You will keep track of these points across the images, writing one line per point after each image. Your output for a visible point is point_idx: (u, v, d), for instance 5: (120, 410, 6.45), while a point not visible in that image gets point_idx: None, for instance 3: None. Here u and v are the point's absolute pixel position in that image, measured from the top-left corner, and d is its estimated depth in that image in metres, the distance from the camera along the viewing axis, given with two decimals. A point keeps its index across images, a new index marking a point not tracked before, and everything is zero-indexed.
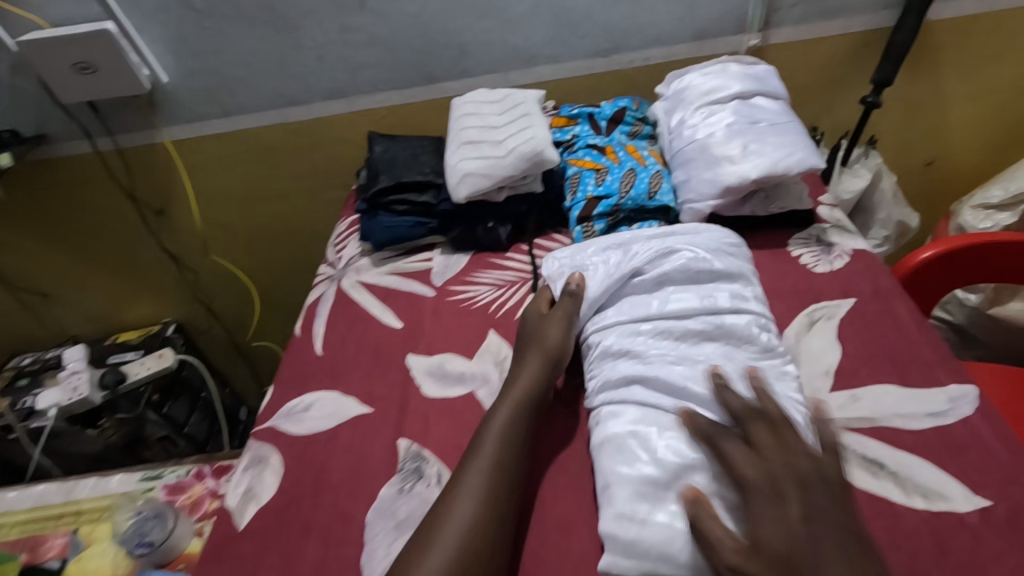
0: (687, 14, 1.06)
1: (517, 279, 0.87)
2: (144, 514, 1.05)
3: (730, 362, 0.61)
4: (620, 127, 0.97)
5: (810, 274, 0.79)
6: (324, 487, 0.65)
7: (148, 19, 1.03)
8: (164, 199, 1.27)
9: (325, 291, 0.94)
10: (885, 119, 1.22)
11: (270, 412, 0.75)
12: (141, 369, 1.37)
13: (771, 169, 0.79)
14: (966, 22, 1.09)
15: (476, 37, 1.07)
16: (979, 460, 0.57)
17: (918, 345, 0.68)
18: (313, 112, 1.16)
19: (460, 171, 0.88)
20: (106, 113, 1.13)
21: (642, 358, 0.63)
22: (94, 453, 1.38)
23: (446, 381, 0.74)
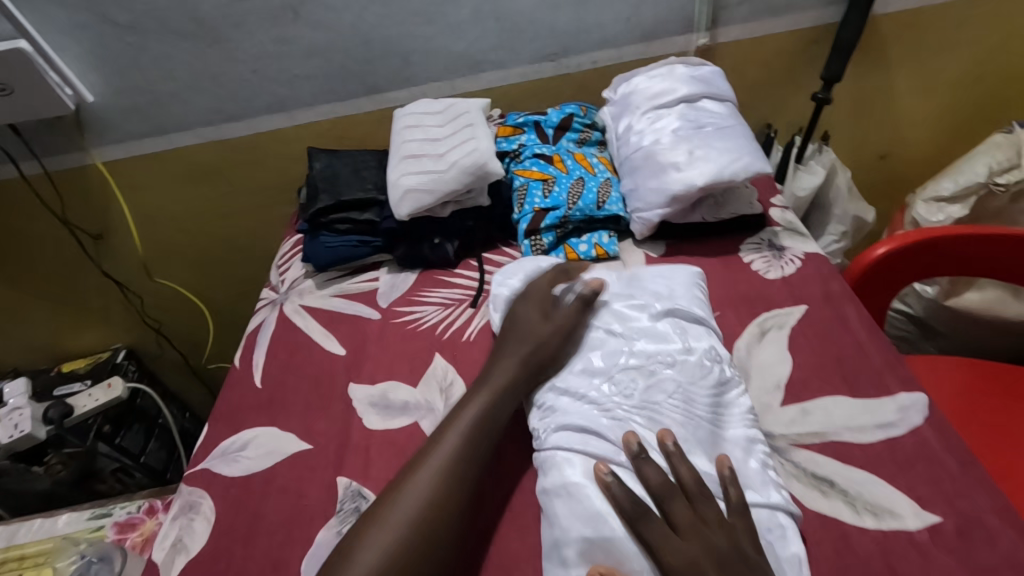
0: (634, 15, 1.03)
1: (466, 297, 0.83)
2: (88, 558, 0.97)
3: (685, 403, 0.57)
4: (568, 134, 0.94)
5: (761, 280, 0.77)
6: (258, 534, 0.61)
7: (66, 36, 0.97)
8: (101, 223, 1.21)
9: (266, 316, 0.88)
10: (837, 114, 1.22)
11: (204, 453, 0.71)
12: (89, 401, 1.28)
13: (717, 175, 0.77)
14: (914, 14, 1.08)
15: (418, 45, 1.03)
16: (928, 473, 0.55)
17: (868, 352, 0.67)
18: (252, 127, 1.11)
19: (401, 187, 0.85)
20: (30, 135, 1.07)
21: (589, 400, 0.59)
22: (42, 490, 1.32)
23: (389, 411, 0.70)
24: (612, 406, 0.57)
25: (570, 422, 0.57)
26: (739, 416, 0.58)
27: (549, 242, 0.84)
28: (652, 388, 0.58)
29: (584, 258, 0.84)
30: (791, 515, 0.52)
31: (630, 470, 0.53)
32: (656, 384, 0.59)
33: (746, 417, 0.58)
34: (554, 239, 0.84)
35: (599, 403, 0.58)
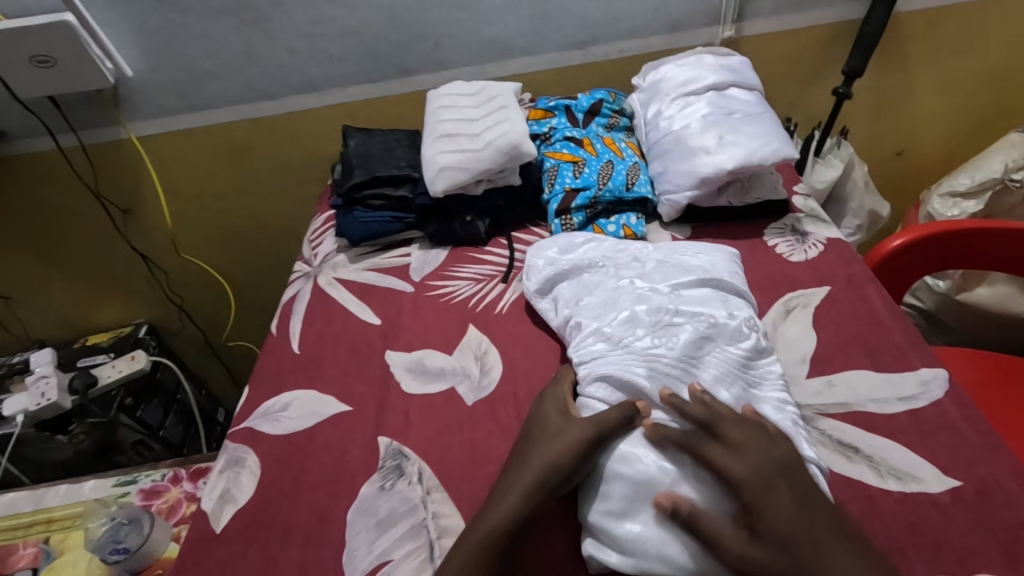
0: (662, 5, 1.06)
1: (497, 273, 0.86)
2: (117, 519, 1.00)
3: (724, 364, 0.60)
4: (597, 119, 0.97)
5: (786, 262, 0.80)
6: (304, 487, 0.64)
7: (109, 11, 0.99)
8: (132, 197, 1.24)
9: (300, 288, 0.91)
10: (855, 111, 1.24)
11: (246, 413, 0.74)
12: (113, 372, 1.31)
13: (745, 160, 0.80)
14: (935, 13, 1.11)
15: (451, 29, 1.06)
16: (949, 442, 0.58)
17: (890, 330, 0.69)
18: (284, 106, 1.14)
19: (437, 164, 0.87)
20: (68, 108, 1.09)
21: (631, 352, 0.62)
22: (64, 460, 1.33)
23: (426, 377, 0.73)
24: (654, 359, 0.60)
25: (610, 368, 0.61)
26: (771, 381, 0.61)
27: (579, 222, 0.87)
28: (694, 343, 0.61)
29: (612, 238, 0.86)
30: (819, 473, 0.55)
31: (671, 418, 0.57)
32: (697, 341, 0.61)
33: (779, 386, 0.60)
34: (583, 219, 0.87)
35: (640, 353, 0.61)
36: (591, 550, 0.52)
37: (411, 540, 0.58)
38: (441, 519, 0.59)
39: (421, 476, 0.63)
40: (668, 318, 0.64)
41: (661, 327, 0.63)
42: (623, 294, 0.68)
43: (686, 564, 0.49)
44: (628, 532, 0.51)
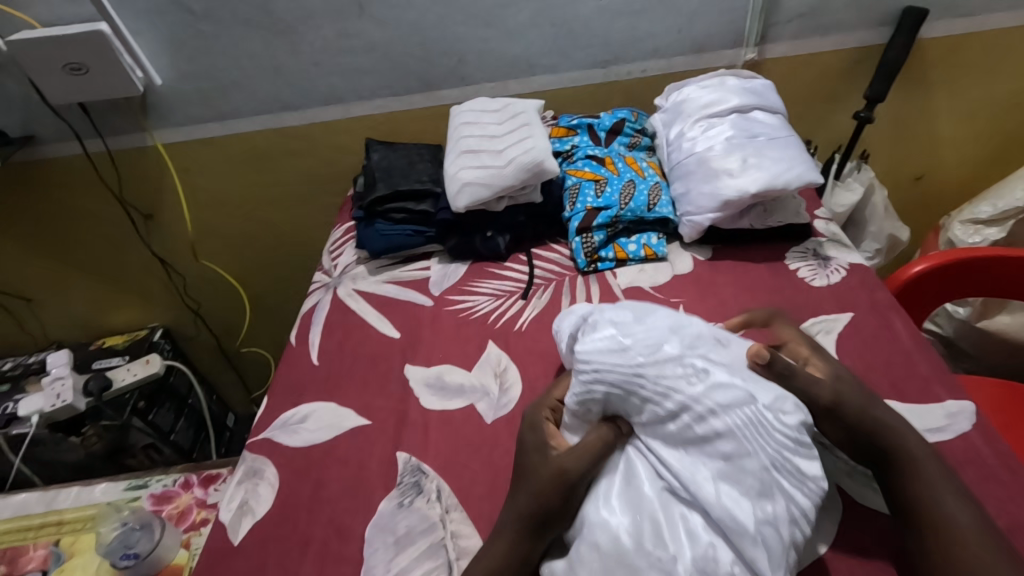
0: (686, 26, 1.06)
1: (517, 289, 0.86)
2: (130, 524, 0.99)
3: (737, 443, 0.50)
4: (619, 139, 0.97)
5: (808, 287, 0.80)
6: (322, 502, 0.64)
7: (141, 21, 1.01)
8: (154, 203, 1.25)
9: (320, 298, 0.91)
10: (875, 134, 1.24)
11: (265, 423, 0.74)
12: (127, 375, 1.31)
13: (769, 183, 0.80)
14: (958, 40, 1.11)
15: (476, 46, 1.07)
16: (977, 477, 0.57)
17: (915, 360, 0.69)
18: (308, 117, 1.15)
19: (460, 180, 0.88)
20: (96, 114, 1.11)
21: (641, 379, 0.55)
22: (75, 461, 1.33)
23: (445, 392, 0.73)
24: (656, 394, 0.54)
25: (612, 379, 0.56)
26: (792, 483, 0.50)
27: (600, 241, 0.86)
28: (719, 402, 0.52)
29: (633, 257, 0.86)
30: None
31: (651, 475, 0.53)
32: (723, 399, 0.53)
33: (797, 487, 0.50)
34: (604, 237, 0.87)
35: (645, 378, 0.55)
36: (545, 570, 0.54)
37: (430, 559, 0.58)
38: (460, 539, 0.59)
39: (440, 493, 0.63)
40: (695, 362, 0.56)
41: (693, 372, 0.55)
42: (656, 325, 0.61)
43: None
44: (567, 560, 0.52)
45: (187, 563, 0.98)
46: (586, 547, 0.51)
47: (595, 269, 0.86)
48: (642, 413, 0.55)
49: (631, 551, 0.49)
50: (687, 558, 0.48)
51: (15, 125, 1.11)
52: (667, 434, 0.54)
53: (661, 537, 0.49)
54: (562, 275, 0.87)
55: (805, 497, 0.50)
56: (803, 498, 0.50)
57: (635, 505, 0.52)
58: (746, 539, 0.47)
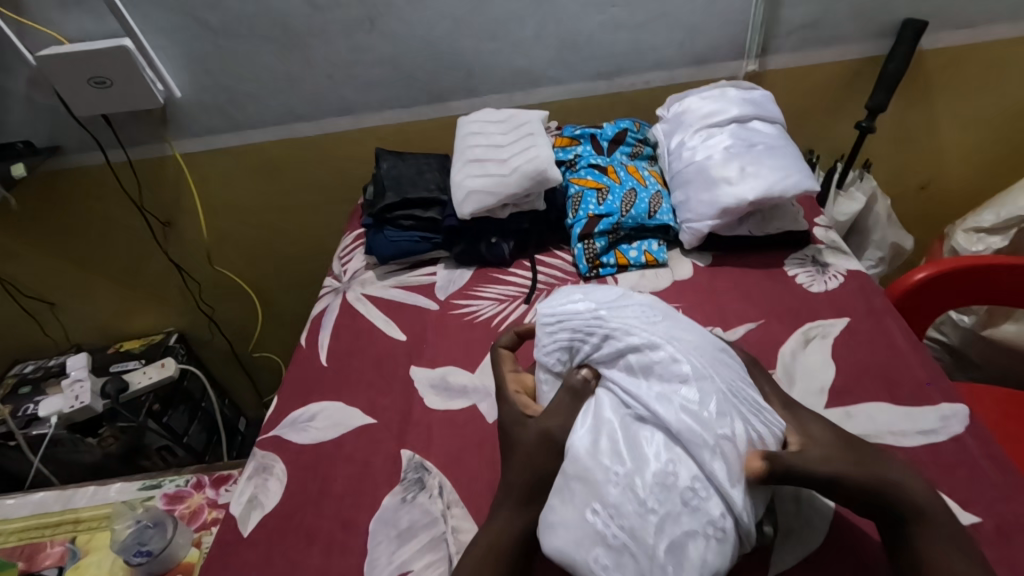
0: (687, 39, 1.09)
1: (520, 294, 0.88)
2: (143, 522, 1.02)
3: (689, 366, 0.55)
4: (622, 148, 1.00)
5: (806, 293, 0.81)
6: (328, 496, 0.66)
7: (162, 37, 1.05)
8: (172, 210, 1.29)
9: (330, 303, 0.94)
10: (879, 144, 1.25)
11: (275, 421, 0.76)
12: (143, 378, 1.35)
13: (766, 191, 0.81)
14: (959, 51, 1.12)
15: (482, 59, 1.10)
16: (970, 478, 0.58)
17: (910, 364, 0.70)
18: (320, 128, 1.19)
19: (465, 188, 0.90)
20: (119, 126, 1.16)
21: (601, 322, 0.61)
22: (92, 462, 1.36)
23: (448, 393, 0.75)
24: (616, 335, 0.59)
25: (574, 324, 0.62)
26: (747, 409, 0.53)
27: (601, 247, 0.89)
28: (677, 341, 0.58)
29: (634, 263, 0.88)
30: (733, 511, 0.48)
31: (615, 401, 0.56)
32: (684, 339, 0.58)
33: (754, 415, 0.53)
34: (606, 243, 0.89)
35: (604, 322, 0.61)
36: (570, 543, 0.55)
37: (432, 552, 0.60)
38: (461, 533, 0.61)
39: (442, 490, 0.65)
40: (652, 319, 0.61)
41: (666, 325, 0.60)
42: (615, 292, 0.66)
43: (545, 530, 0.53)
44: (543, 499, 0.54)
45: (199, 561, 1.00)
46: (557, 477, 0.54)
47: (597, 275, 0.89)
48: (608, 350, 0.59)
49: (593, 473, 0.51)
50: (649, 472, 0.50)
51: (42, 137, 1.16)
52: (627, 365, 0.57)
53: (620, 455, 0.51)
54: (565, 281, 0.89)
55: (760, 421, 0.53)
56: (759, 422, 0.53)
57: (599, 432, 0.54)
58: (703, 450, 0.50)
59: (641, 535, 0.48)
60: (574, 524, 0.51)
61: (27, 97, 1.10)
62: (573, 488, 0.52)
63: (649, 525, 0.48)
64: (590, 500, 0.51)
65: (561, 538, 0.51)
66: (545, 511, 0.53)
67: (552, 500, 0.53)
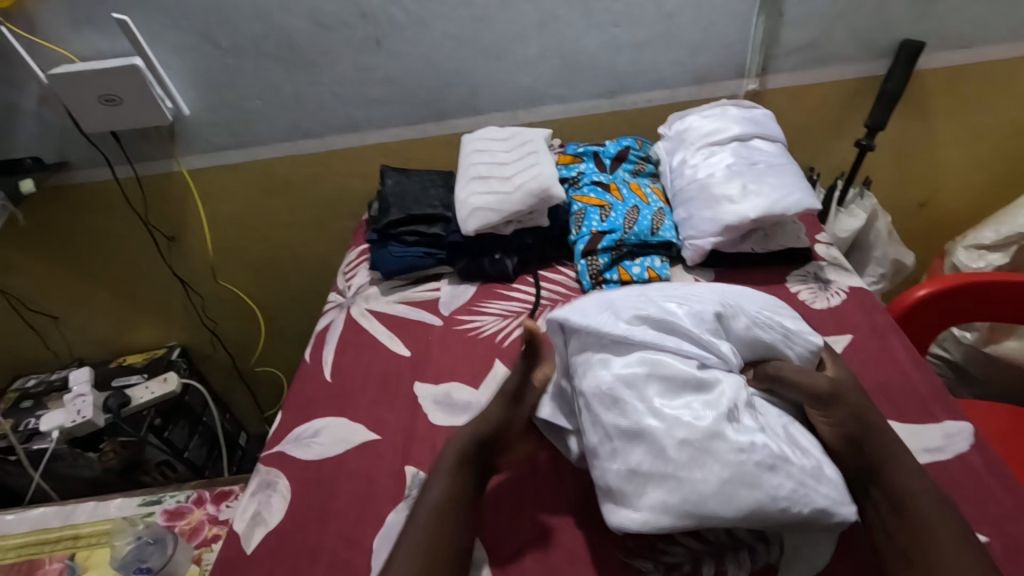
0: (688, 59, 1.11)
1: (523, 310, 0.89)
2: (143, 539, 1.01)
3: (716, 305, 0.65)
4: (624, 165, 1.01)
5: (808, 309, 0.81)
6: (332, 512, 0.66)
7: (172, 55, 1.07)
8: (178, 226, 1.30)
9: (334, 318, 0.94)
10: (879, 162, 1.27)
11: (279, 437, 0.76)
12: (145, 393, 1.35)
13: (769, 209, 0.82)
14: (956, 70, 1.14)
15: (486, 77, 1.12)
16: (974, 496, 0.58)
17: (914, 381, 0.70)
18: (326, 145, 1.20)
19: (470, 204, 0.91)
20: (127, 142, 1.17)
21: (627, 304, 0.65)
22: (92, 477, 1.36)
23: (452, 409, 0.75)
24: (645, 304, 0.64)
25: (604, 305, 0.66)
26: (776, 328, 0.65)
27: (604, 263, 0.89)
28: (694, 294, 0.68)
29: (637, 279, 0.88)
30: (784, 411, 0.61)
31: (672, 356, 0.59)
32: (690, 288, 0.70)
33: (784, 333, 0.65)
34: (609, 260, 0.89)
35: (629, 301, 0.66)
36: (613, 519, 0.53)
37: None
38: None
39: None
40: (653, 290, 0.69)
41: (632, 289, 0.70)
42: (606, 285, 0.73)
43: (700, 502, 0.51)
44: (656, 480, 0.53)
45: None
46: (674, 451, 0.53)
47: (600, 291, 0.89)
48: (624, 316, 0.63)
49: (714, 427, 0.53)
50: (745, 400, 0.57)
51: (51, 153, 1.17)
52: (667, 317, 0.63)
53: (717, 400, 0.55)
54: (568, 296, 0.90)
55: (788, 335, 0.65)
56: (786, 335, 0.65)
57: (677, 393, 0.57)
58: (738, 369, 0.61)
59: (781, 455, 0.53)
60: (731, 484, 0.51)
61: (36, 114, 1.11)
62: (706, 447, 0.53)
63: (783, 443, 0.54)
64: (727, 452, 0.52)
65: (731, 502, 0.51)
66: (682, 484, 0.52)
67: (696, 477, 0.51)
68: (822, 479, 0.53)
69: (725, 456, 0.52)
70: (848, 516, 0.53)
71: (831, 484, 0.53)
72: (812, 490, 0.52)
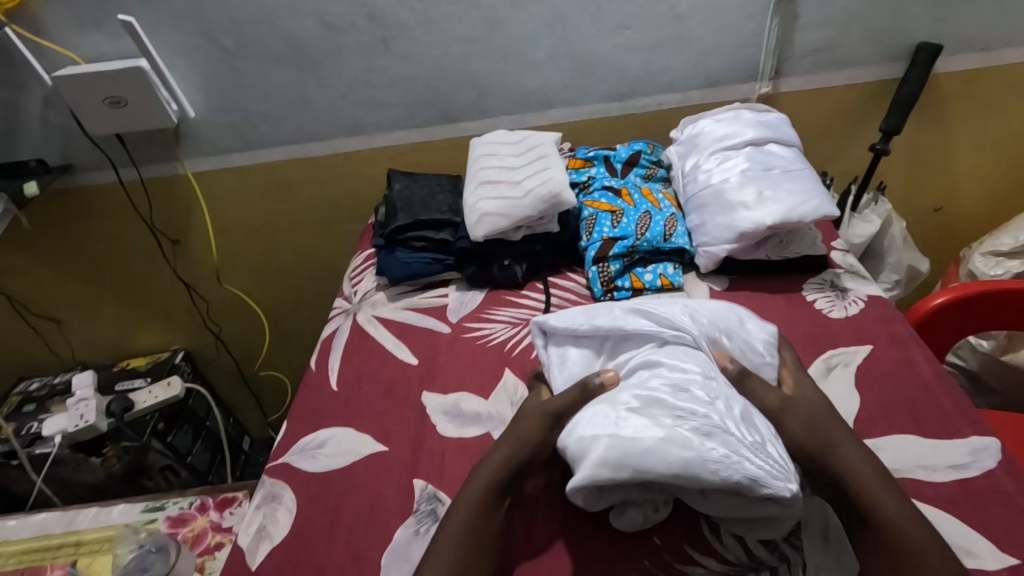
0: (701, 61, 1.09)
1: (533, 317, 0.87)
2: (145, 547, 0.99)
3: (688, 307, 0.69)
4: (635, 170, 0.99)
5: (825, 318, 0.79)
6: (338, 528, 0.64)
7: (178, 57, 1.06)
8: (183, 229, 1.29)
9: (340, 324, 0.93)
10: (893, 167, 1.25)
11: (284, 448, 0.75)
12: (149, 397, 1.33)
13: (785, 216, 0.80)
14: (974, 74, 1.12)
15: (495, 80, 1.10)
16: (1004, 515, 0.56)
17: (937, 394, 0.68)
18: (332, 148, 1.19)
19: (479, 210, 0.89)
20: (132, 145, 1.16)
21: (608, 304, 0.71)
22: (95, 481, 1.34)
23: (461, 420, 0.73)
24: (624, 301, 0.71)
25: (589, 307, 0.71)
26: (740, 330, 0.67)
27: (616, 270, 0.87)
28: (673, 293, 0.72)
29: (650, 286, 0.87)
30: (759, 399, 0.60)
31: (632, 348, 0.66)
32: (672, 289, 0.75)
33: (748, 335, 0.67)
34: (620, 267, 0.88)
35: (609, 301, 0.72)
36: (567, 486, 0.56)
37: None
38: None
39: None
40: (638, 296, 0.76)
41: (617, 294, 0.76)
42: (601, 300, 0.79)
43: (636, 455, 0.53)
44: (602, 439, 0.55)
45: None
46: (618, 416, 0.57)
47: (611, 298, 0.87)
48: (597, 315, 0.69)
49: (656, 395, 0.57)
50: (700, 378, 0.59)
51: (55, 155, 1.16)
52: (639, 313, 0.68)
53: (666, 375, 0.59)
54: (579, 304, 0.88)
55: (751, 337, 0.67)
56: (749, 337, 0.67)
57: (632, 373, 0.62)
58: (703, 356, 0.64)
59: (720, 422, 0.54)
60: (664, 441, 0.53)
61: (41, 116, 1.10)
62: (648, 411, 0.56)
63: (729, 416, 0.55)
64: (667, 417, 0.55)
65: (662, 457, 0.52)
66: (620, 440, 0.54)
67: (633, 434, 0.55)
68: (762, 454, 0.53)
69: (664, 420, 0.55)
70: (782, 491, 0.51)
71: (769, 458, 0.53)
72: (745, 459, 0.52)
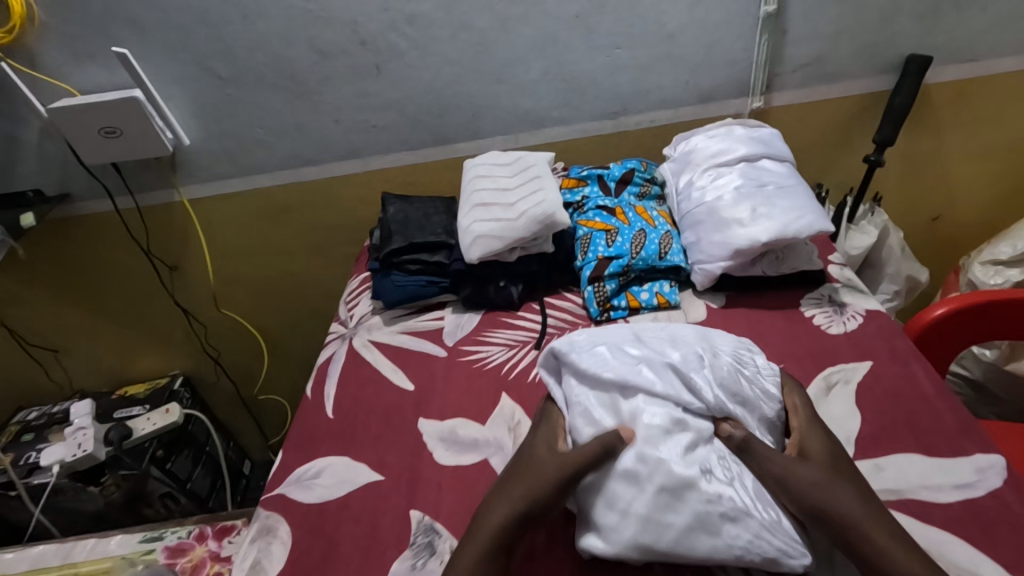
0: (692, 78, 1.09)
1: (529, 339, 0.87)
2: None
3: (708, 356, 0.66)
4: (629, 188, 0.99)
5: (824, 334, 0.79)
6: (334, 561, 0.63)
7: (172, 86, 1.06)
8: (180, 256, 1.30)
9: (336, 350, 0.92)
10: (888, 177, 1.24)
11: (279, 479, 0.74)
12: (147, 425, 1.31)
13: (780, 233, 0.80)
14: (965, 84, 1.12)
15: (487, 102, 1.11)
16: (1012, 537, 0.55)
17: (939, 411, 0.67)
18: (327, 172, 1.19)
19: (473, 233, 0.89)
20: (129, 173, 1.17)
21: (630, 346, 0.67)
22: (93, 511, 1.33)
23: (458, 447, 0.72)
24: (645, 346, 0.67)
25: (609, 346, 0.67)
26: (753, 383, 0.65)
27: (612, 289, 0.87)
28: (690, 336, 0.70)
29: (646, 306, 0.87)
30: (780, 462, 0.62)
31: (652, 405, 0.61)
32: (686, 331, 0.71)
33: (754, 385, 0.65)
34: (616, 286, 0.87)
35: (632, 342, 0.68)
36: (583, 541, 0.57)
37: None
38: None
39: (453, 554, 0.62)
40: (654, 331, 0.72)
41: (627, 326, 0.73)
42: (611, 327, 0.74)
43: (660, 545, 0.54)
44: (621, 519, 0.55)
45: None
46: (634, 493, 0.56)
47: (608, 318, 0.87)
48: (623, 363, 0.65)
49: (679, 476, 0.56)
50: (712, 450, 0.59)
51: (52, 185, 1.16)
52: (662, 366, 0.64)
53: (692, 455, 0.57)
54: (575, 324, 0.88)
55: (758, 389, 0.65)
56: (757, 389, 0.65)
57: (662, 440, 0.58)
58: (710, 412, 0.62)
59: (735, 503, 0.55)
60: (690, 529, 0.54)
61: (37, 146, 1.11)
62: (677, 498, 0.55)
63: (747, 496, 0.56)
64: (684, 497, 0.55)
65: (686, 543, 0.54)
66: (639, 521, 0.55)
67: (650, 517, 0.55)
68: (779, 532, 0.54)
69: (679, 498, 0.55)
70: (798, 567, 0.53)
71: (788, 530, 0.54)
72: (766, 542, 0.53)
